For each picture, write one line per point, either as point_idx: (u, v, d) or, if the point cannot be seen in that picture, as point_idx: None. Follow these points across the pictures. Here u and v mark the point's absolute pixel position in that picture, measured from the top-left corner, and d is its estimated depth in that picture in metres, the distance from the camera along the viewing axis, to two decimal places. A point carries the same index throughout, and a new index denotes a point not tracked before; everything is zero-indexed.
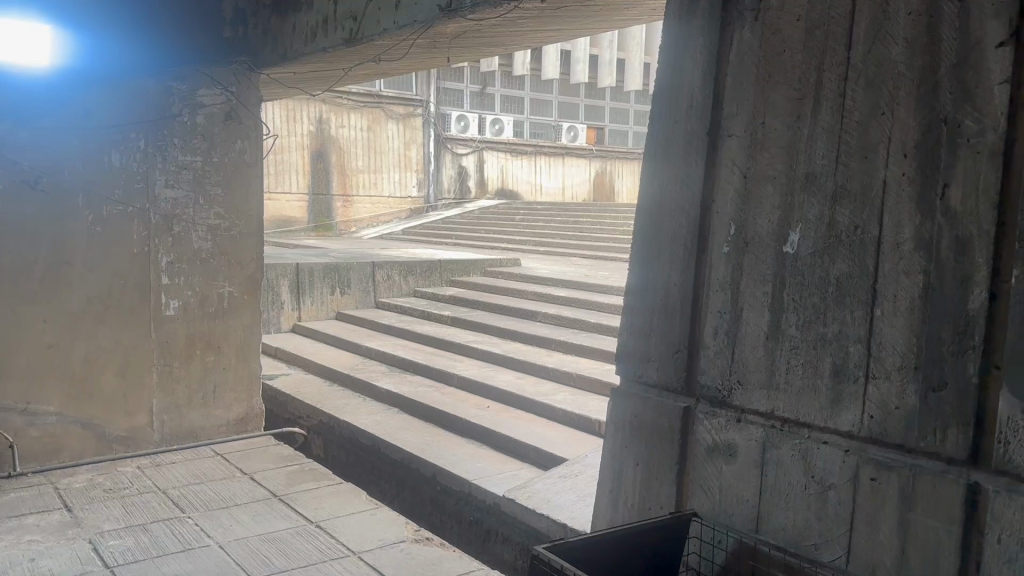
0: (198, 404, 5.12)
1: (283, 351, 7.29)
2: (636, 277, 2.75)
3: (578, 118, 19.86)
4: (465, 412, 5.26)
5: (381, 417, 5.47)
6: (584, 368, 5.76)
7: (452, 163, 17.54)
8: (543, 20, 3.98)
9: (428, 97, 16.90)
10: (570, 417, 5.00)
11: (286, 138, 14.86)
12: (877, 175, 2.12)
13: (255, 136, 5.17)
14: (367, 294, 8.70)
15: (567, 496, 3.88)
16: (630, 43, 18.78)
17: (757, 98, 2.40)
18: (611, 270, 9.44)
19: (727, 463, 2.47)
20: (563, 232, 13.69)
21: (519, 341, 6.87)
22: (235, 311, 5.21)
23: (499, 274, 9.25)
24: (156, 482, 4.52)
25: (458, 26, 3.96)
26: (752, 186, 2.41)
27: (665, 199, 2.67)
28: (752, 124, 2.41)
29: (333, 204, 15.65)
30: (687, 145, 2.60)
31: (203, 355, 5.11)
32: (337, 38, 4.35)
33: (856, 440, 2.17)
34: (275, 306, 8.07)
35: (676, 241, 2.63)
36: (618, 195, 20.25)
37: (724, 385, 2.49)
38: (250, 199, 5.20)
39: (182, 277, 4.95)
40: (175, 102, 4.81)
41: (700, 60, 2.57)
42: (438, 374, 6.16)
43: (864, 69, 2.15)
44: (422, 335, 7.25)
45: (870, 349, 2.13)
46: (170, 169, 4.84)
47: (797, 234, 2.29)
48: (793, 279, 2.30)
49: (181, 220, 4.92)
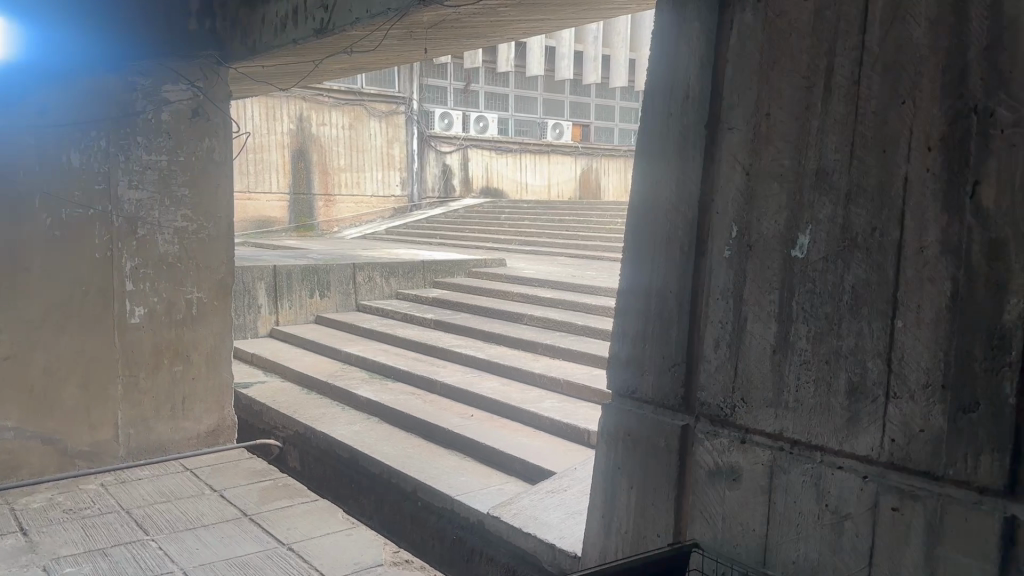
0: (166, 416, 4.86)
1: (259, 357, 7.02)
2: (629, 284, 2.52)
3: (563, 116, 19.65)
4: (448, 422, 5.02)
5: (360, 427, 5.22)
6: (571, 374, 5.53)
7: (436, 161, 17.28)
8: (525, 9, 3.74)
9: (411, 95, 16.62)
10: (558, 426, 4.78)
11: (265, 136, 14.55)
12: (898, 171, 1.90)
13: (223, 133, 4.91)
14: (347, 296, 8.44)
15: (554, 512, 3.65)
16: (614, 39, 18.59)
17: (760, 87, 2.18)
18: (599, 270, 9.23)
19: (730, 488, 2.24)
20: (549, 231, 13.46)
21: (504, 345, 6.64)
22: (203, 318, 4.94)
23: (483, 274, 9.02)
24: (120, 501, 4.26)
25: (435, 15, 3.73)
26: (756, 184, 2.19)
27: (659, 198, 2.44)
28: (755, 115, 2.19)
29: (314, 203, 15.36)
30: (683, 139, 2.37)
31: (171, 365, 4.84)
32: (308, 29, 4.09)
33: (875, 466, 1.95)
34: (252, 310, 7.79)
35: (671, 244, 2.40)
36: (605, 193, 20.07)
37: (726, 403, 2.26)
38: (219, 199, 4.93)
39: (148, 283, 4.69)
40: (138, 99, 4.54)
41: (696, 46, 2.34)
42: (420, 381, 5.92)
43: (882, 53, 1.94)
44: (404, 340, 7.00)
45: (891, 364, 1.91)
46: (134, 169, 4.58)
47: (807, 237, 2.07)
48: (803, 287, 2.08)
49: (146, 222, 4.65)
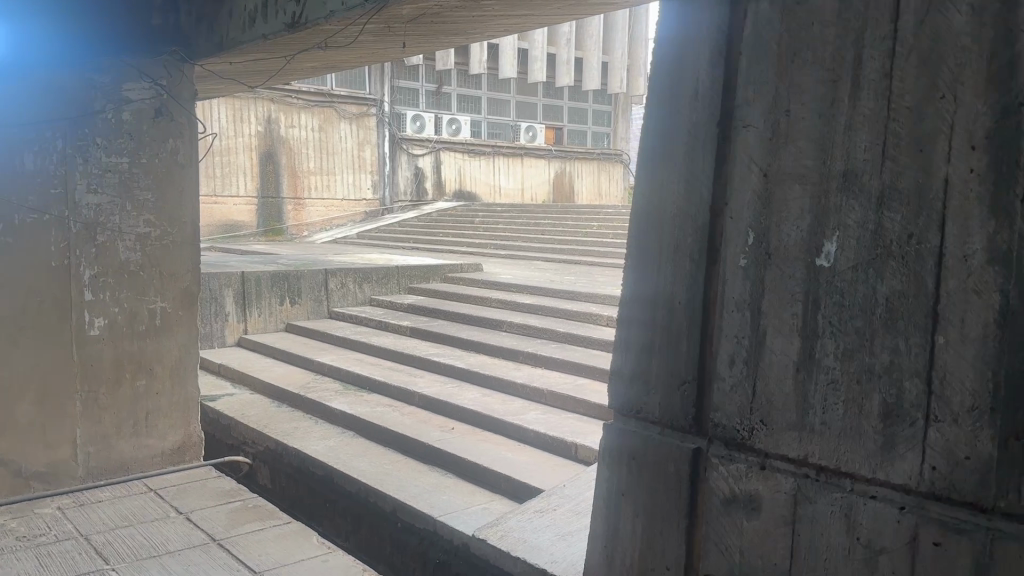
0: (129, 434, 4.59)
1: (227, 369, 6.73)
2: (633, 294, 2.33)
3: (536, 118, 19.49)
4: (428, 436, 4.80)
5: (335, 443, 4.98)
6: (555, 384, 5.34)
7: (408, 164, 16.99)
8: (511, 3, 3.55)
9: (382, 96, 16.36)
10: (544, 440, 4.58)
11: (232, 138, 14.24)
12: (937, 173, 1.73)
13: (189, 134, 4.65)
14: (319, 303, 8.17)
15: (544, 535, 3.43)
16: (587, 42, 18.52)
17: (779, 81, 1.99)
18: (578, 275, 9.06)
19: (748, 518, 2.06)
20: (525, 235, 13.26)
21: (484, 353, 6.42)
22: (168, 330, 4.67)
23: (460, 280, 8.80)
24: (78, 527, 3.99)
25: (416, 8, 3.54)
26: (774, 186, 2.00)
27: (666, 202, 2.25)
28: (774, 111, 2.00)
29: (283, 207, 15.04)
30: (693, 137, 2.19)
31: (133, 380, 4.57)
32: (278, 23, 3.86)
33: (913, 496, 1.78)
34: (219, 318, 7.49)
35: (680, 252, 2.22)
36: (578, 196, 19.94)
37: (743, 425, 2.07)
38: (184, 204, 4.65)
39: (108, 293, 4.41)
40: (97, 97, 4.28)
41: (706, 36, 2.16)
42: (398, 392, 5.69)
43: (917, 43, 1.76)
44: (380, 349, 6.76)
45: (931, 385, 1.74)
46: (93, 171, 4.30)
47: (834, 244, 1.89)
48: (830, 299, 1.90)
49: (105, 228, 4.38)
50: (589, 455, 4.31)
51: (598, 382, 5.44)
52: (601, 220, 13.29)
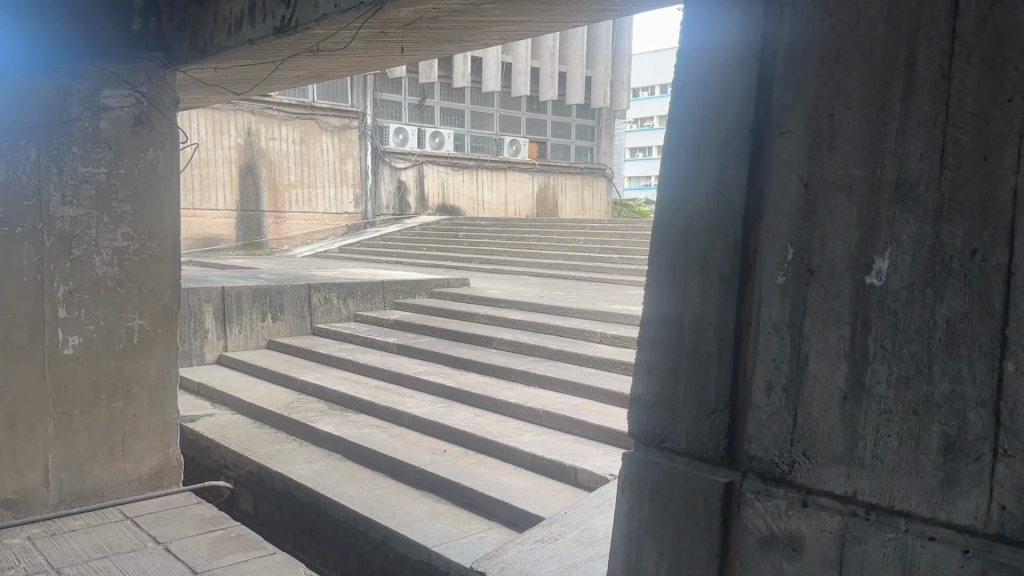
0: (105, 458, 4.36)
1: (206, 388, 6.49)
2: (656, 314, 2.16)
3: (520, 132, 19.38)
4: (419, 460, 4.59)
5: (321, 466, 4.76)
6: (551, 404, 5.16)
7: (390, 178, 16.80)
8: (512, 7, 3.39)
9: (365, 109, 16.19)
10: (541, 464, 4.39)
11: (212, 150, 14.00)
12: (1004, 183, 1.58)
13: (170, 143, 4.44)
14: (302, 320, 7.94)
15: (546, 566, 3.17)
16: (570, 56, 18.53)
17: (821, 84, 1.84)
18: (567, 291, 8.91)
19: (789, 559, 1.89)
20: (511, 249, 13.12)
21: (474, 371, 6.23)
22: (146, 348, 4.43)
23: (447, 295, 8.62)
24: (49, 558, 3.74)
25: (413, 11, 3.36)
26: (816, 198, 1.84)
27: (693, 215, 2.09)
28: (816, 116, 1.85)
29: (264, 221, 14.80)
30: (724, 145, 2.03)
31: (109, 401, 4.33)
32: (266, 27, 3.68)
33: (978, 538, 1.62)
34: (198, 336, 7.24)
35: (709, 270, 2.05)
36: (562, 210, 19.89)
37: (783, 458, 1.90)
38: (164, 217, 4.44)
39: (83, 309, 4.19)
40: (74, 105, 4.08)
41: (737, 36, 2.00)
42: (386, 412, 5.48)
43: (979, 41, 1.61)
44: (366, 368, 6.55)
45: (999, 416, 1.58)
46: (69, 182, 4.10)
47: (886, 261, 1.73)
48: (881, 321, 1.74)
49: (81, 241, 4.16)
50: (590, 479, 4.13)
51: (595, 401, 5.26)
52: (587, 235, 13.19)
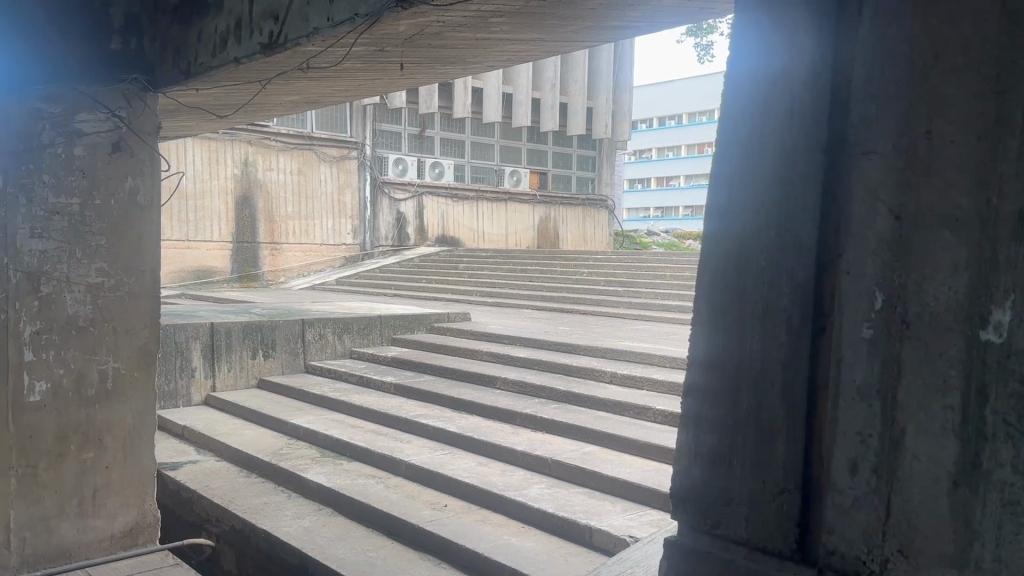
0: (73, 514, 3.95)
1: (191, 432, 6.09)
2: (703, 370, 1.79)
3: (521, 163, 19.13)
4: (418, 516, 4.20)
5: (311, 523, 4.37)
6: (559, 451, 4.78)
7: (389, 209, 16.49)
8: (522, 21, 3.04)
9: (363, 139, 15.95)
10: (550, 521, 4.01)
11: (207, 182, 13.71)
12: None
13: (150, 170, 4.10)
14: (295, 357, 7.56)
15: None
16: (572, 87, 18.36)
17: (914, 92, 1.49)
18: (573, 326, 8.54)
19: None
20: (513, 282, 12.78)
21: (477, 413, 5.85)
22: (120, 394, 4.04)
23: (446, 331, 8.26)
24: None
25: (413, 24, 2.99)
26: (913, 232, 1.49)
27: (749, 253, 1.72)
28: (909, 132, 1.50)
29: (259, 253, 14.48)
30: (790, 169, 1.67)
31: (79, 452, 3.94)
32: (253, 44, 3.35)
33: None
34: (185, 374, 6.85)
35: (772, 319, 1.68)
36: (562, 241, 19.64)
37: (871, 555, 1.54)
38: (143, 252, 4.08)
39: (52, 352, 3.82)
40: (45, 128, 3.74)
41: (804, 38, 1.66)
42: (381, 460, 5.08)
43: None
44: (362, 410, 6.16)
45: None
46: (38, 214, 3.75)
47: (1007, 313, 1.39)
48: (1004, 387, 1.39)
49: (51, 277, 3.80)
50: (606, 541, 3.73)
51: (608, 449, 4.87)
52: (591, 267, 12.86)
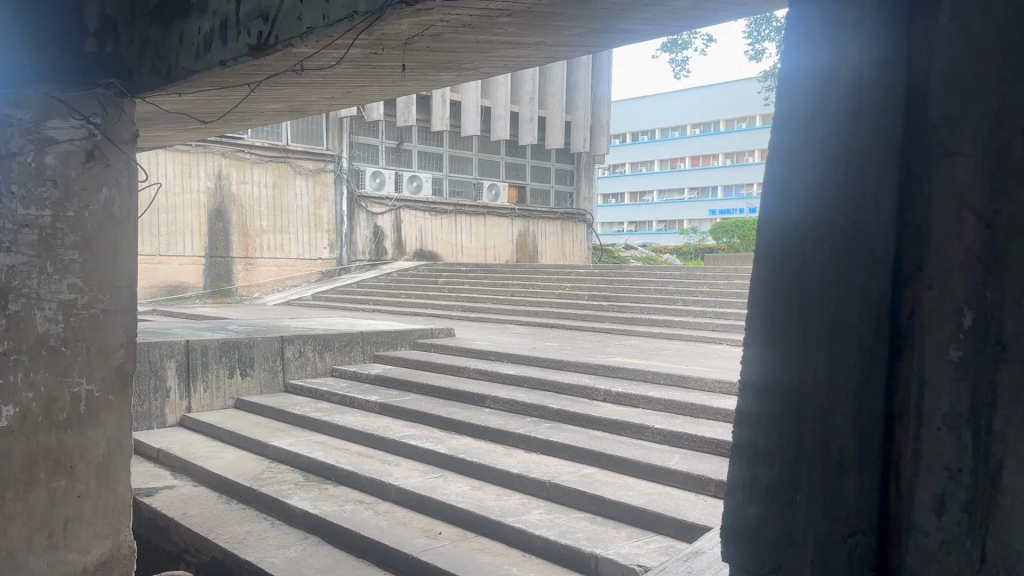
0: (42, 548, 3.67)
1: (167, 455, 5.81)
2: (758, 397, 1.61)
3: (499, 177, 18.99)
4: (411, 544, 3.98)
5: (297, 553, 4.13)
6: (557, 474, 4.59)
7: (367, 223, 16.25)
8: (529, 21, 2.87)
9: (340, 152, 15.73)
10: (552, 549, 3.81)
11: (180, 194, 13.41)
12: None
13: (128, 181, 3.88)
14: (274, 375, 7.30)
15: None
16: (550, 101, 18.28)
17: (1007, 84, 1.32)
18: (560, 341, 8.37)
19: None
20: (494, 296, 12.60)
21: (466, 433, 5.64)
22: (95, 418, 3.79)
23: (431, 347, 8.05)
24: None
25: (414, 24, 2.81)
26: (1009, 242, 1.32)
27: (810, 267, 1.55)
28: (1001, 129, 1.33)
29: (233, 268, 14.16)
30: (858, 173, 1.50)
31: (49, 481, 3.68)
32: (241, 45, 3.15)
33: None
34: (159, 395, 6.57)
35: (840, 340, 1.51)
36: (541, 255, 19.52)
37: None
38: (121, 266, 3.85)
39: (20, 374, 3.57)
40: (13, 135, 3.53)
41: (870, 25, 1.48)
42: (369, 483, 4.86)
43: None
44: (346, 431, 5.92)
45: None
46: (6, 226, 3.53)
47: None
48: None
49: (20, 294, 3.56)
50: (614, 571, 3.54)
51: (607, 471, 4.69)
52: (573, 281, 12.74)
